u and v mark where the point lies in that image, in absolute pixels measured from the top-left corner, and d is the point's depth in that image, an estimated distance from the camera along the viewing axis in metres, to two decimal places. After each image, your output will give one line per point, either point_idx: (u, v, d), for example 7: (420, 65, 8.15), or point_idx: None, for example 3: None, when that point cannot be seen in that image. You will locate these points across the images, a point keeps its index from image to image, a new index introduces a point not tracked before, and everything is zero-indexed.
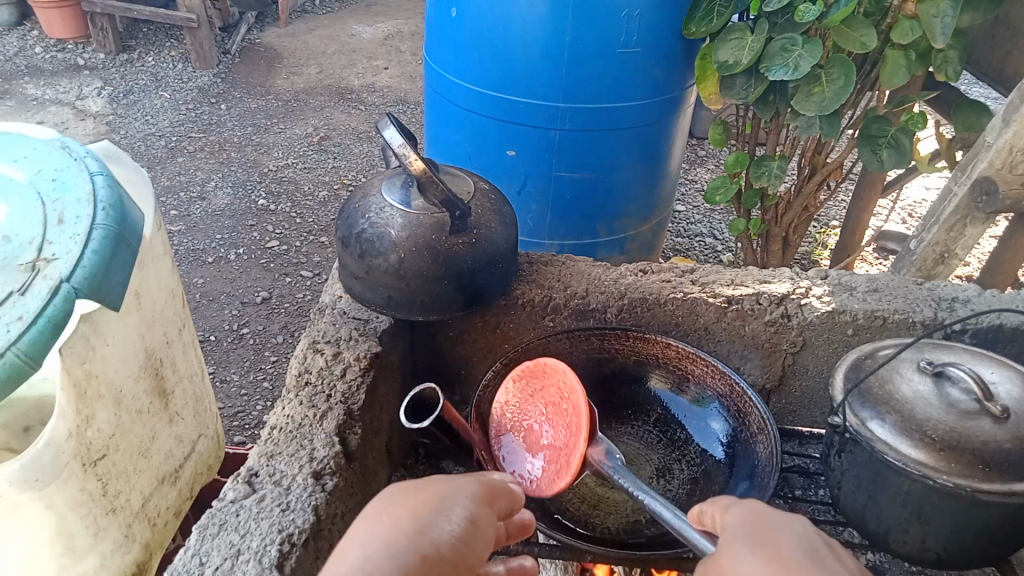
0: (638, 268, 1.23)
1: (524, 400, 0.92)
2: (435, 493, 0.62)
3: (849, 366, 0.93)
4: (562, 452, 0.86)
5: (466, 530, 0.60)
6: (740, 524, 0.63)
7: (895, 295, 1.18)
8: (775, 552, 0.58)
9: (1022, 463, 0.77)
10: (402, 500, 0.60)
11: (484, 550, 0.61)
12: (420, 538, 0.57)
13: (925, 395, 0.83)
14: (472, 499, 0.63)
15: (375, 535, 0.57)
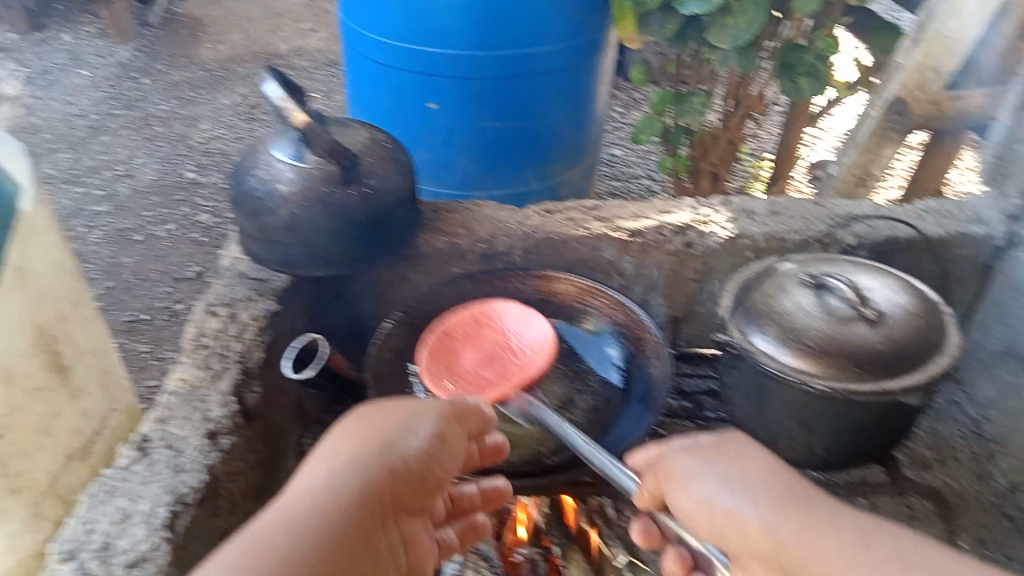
0: (544, 209, 1.24)
1: (482, 326, 0.96)
2: (401, 413, 0.68)
3: (738, 283, 0.94)
4: (485, 379, 0.88)
5: (432, 447, 0.66)
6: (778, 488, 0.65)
7: (794, 216, 1.20)
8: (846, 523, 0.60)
9: (894, 363, 0.81)
10: (368, 420, 0.67)
11: (450, 468, 0.68)
12: (388, 452, 0.63)
13: (806, 307, 0.85)
14: (439, 416, 0.69)
15: (343, 449, 0.63)
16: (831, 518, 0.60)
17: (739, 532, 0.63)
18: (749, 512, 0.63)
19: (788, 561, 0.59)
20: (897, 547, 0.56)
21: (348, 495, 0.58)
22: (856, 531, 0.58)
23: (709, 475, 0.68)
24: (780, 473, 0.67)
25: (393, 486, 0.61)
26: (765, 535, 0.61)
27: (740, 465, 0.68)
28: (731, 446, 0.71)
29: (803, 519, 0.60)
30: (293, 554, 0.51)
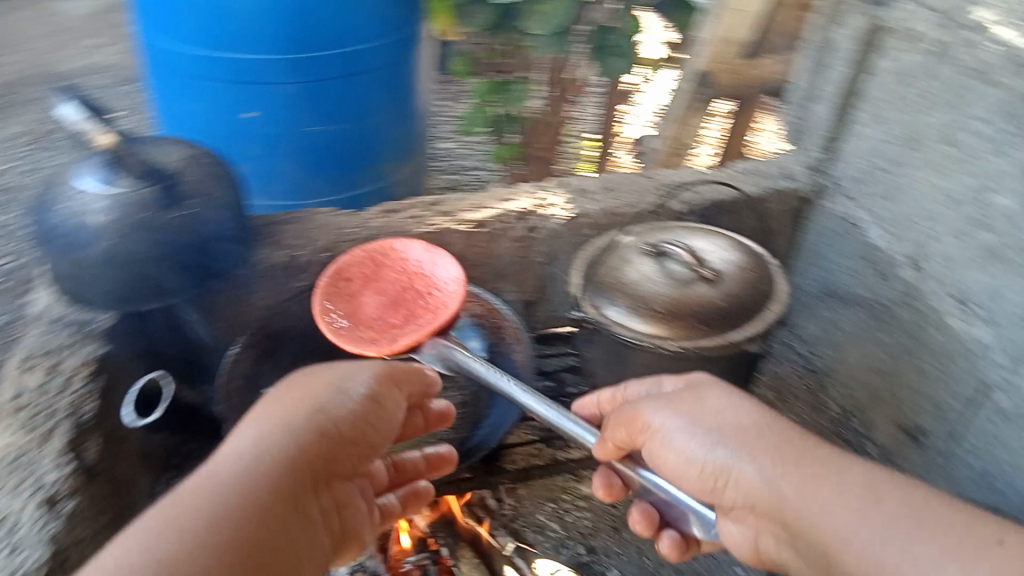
0: (384, 209, 1.21)
1: (380, 267, 0.92)
2: (334, 373, 0.64)
3: (584, 261, 0.96)
4: (389, 326, 0.84)
5: (367, 410, 0.63)
6: (768, 434, 0.65)
7: (627, 190, 1.25)
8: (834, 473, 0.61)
9: (735, 315, 0.86)
10: (299, 382, 0.63)
11: (385, 430, 0.65)
12: (319, 416, 0.60)
13: (650, 274, 0.89)
14: (375, 376, 0.66)
15: (272, 413, 0.59)
16: (832, 466, 0.61)
17: (740, 484, 0.64)
18: (750, 465, 0.63)
19: (796, 513, 0.61)
20: (903, 497, 0.58)
21: (276, 465, 0.55)
22: (861, 480, 0.60)
23: (695, 424, 0.67)
24: (770, 417, 0.67)
25: (326, 452, 0.58)
26: (770, 488, 0.62)
27: (727, 410, 0.68)
28: (710, 389, 0.71)
29: (804, 474, 0.61)
30: (216, 527, 0.49)
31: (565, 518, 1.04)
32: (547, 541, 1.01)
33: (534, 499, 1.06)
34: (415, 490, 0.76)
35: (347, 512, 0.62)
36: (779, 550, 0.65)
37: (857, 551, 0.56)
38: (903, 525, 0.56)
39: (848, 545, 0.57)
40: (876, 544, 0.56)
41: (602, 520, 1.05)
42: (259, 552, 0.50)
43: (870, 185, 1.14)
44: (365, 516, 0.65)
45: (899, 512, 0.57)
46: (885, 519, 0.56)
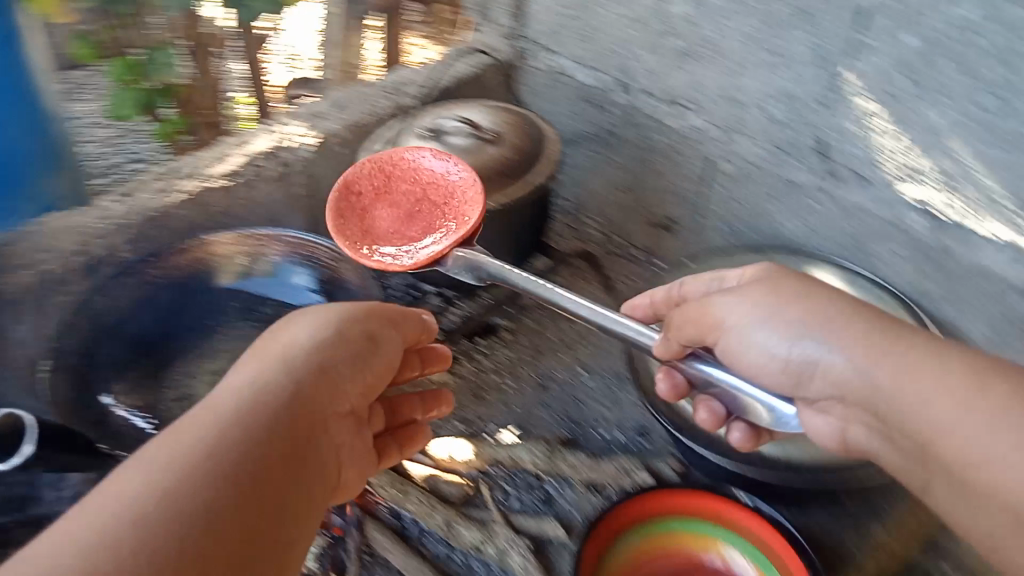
0: (122, 193, 1.11)
1: (391, 179, 0.94)
2: (332, 316, 0.68)
3: (372, 162, 1.00)
4: (408, 244, 0.89)
5: (350, 353, 0.65)
6: (857, 321, 0.66)
7: (358, 103, 1.28)
8: (927, 362, 0.62)
9: (526, 164, 0.99)
10: (295, 325, 0.66)
11: (372, 372, 0.67)
12: (318, 355, 0.63)
13: (445, 154, 0.97)
14: (363, 313, 0.70)
15: (273, 351, 0.62)
16: (926, 346, 0.63)
17: (834, 372, 0.67)
18: (835, 356, 0.66)
19: (895, 403, 0.63)
20: (1015, 384, 0.58)
21: (264, 408, 0.55)
22: (962, 364, 0.61)
23: (773, 321, 0.69)
24: (858, 299, 0.69)
25: (315, 391, 0.60)
26: (860, 376, 0.65)
27: (811, 295, 0.69)
28: (783, 279, 0.72)
29: (896, 358, 0.63)
30: (213, 455, 0.50)
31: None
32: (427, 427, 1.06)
33: None
34: (413, 436, 0.80)
35: (346, 450, 0.63)
36: (868, 438, 0.69)
37: (976, 449, 0.58)
38: (1015, 419, 0.56)
39: (958, 434, 0.59)
40: (980, 432, 0.58)
41: (463, 392, 1.12)
42: (254, 486, 0.50)
43: (563, 34, 1.29)
44: (363, 457, 0.66)
45: (1007, 401, 0.57)
46: (989, 411, 0.58)
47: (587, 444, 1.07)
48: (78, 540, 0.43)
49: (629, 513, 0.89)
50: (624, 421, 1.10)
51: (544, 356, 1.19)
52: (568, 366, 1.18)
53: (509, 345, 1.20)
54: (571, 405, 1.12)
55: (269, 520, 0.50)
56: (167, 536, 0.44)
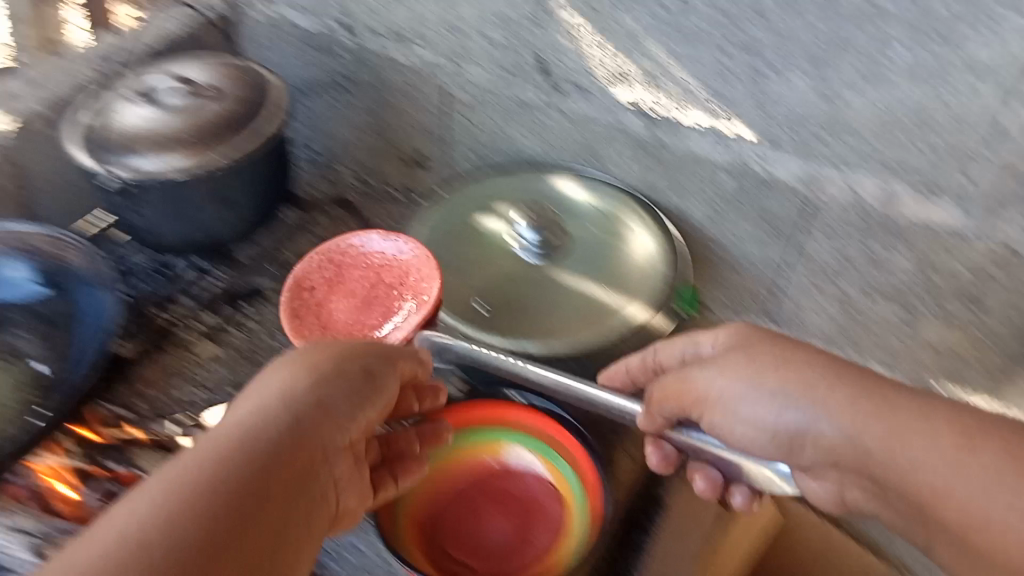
0: None
1: (341, 268, 1.06)
2: (330, 352, 0.75)
3: (80, 132, 0.98)
4: (366, 327, 1.00)
5: (349, 385, 0.72)
6: (848, 393, 0.74)
7: (54, 76, 1.18)
8: (910, 427, 0.70)
9: (246, 115, 1.02)
10: (300, 360, 0.73)
11: (377, 406, 0.75)
12: (318, 393, 0.70)
13: (156, 116, 0.98)
14: (368, 352, 0.77)
15: (272, 387, 0.70)
16: (917, 411, 0.70)
17: (824, 425, 0.75)
18: (831, 427, 0.74)
19: (883, 452, 0.71)
20: (1002, 442, 0.65)
21: (259, 442, 0.64)
22: (951, 420, 0.68)
23: (760, 394, 0.79)
24: (852, 368, 0.76)
25: (310, 425, 0.67)
26: (855, 446, 0.73)
27: (796, 368, 0.78)
28: (767, 352, 0.81)
29: (887, 423, 0.71)
30: (204, 496, 0.58)
31: (205, 380, 1.09)
32: (201, 403, 1.06)
33: (160, 383, 1.08)
34: (410, 468, 0.86)
35: (346, 477, 0.71)
36: (862, 499, 0.78)
37: (965, 487, 0.65)
38: (1001, 474, 0.64)
39: (946, 472, 0.66)
40: (976, 494, 0.64)
41: (240, 362, 1.12)
42: (250, 517, 0.59)
43: None
44: (361, 482, 0.75)
45: (997, 463, 0.64)
46: (977, 472, 0.65)
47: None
48: (88, 556, 0.52)
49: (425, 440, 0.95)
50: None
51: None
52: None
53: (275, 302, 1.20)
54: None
55: (268, 533, 0.60)
56: (171, 547, 0.54)
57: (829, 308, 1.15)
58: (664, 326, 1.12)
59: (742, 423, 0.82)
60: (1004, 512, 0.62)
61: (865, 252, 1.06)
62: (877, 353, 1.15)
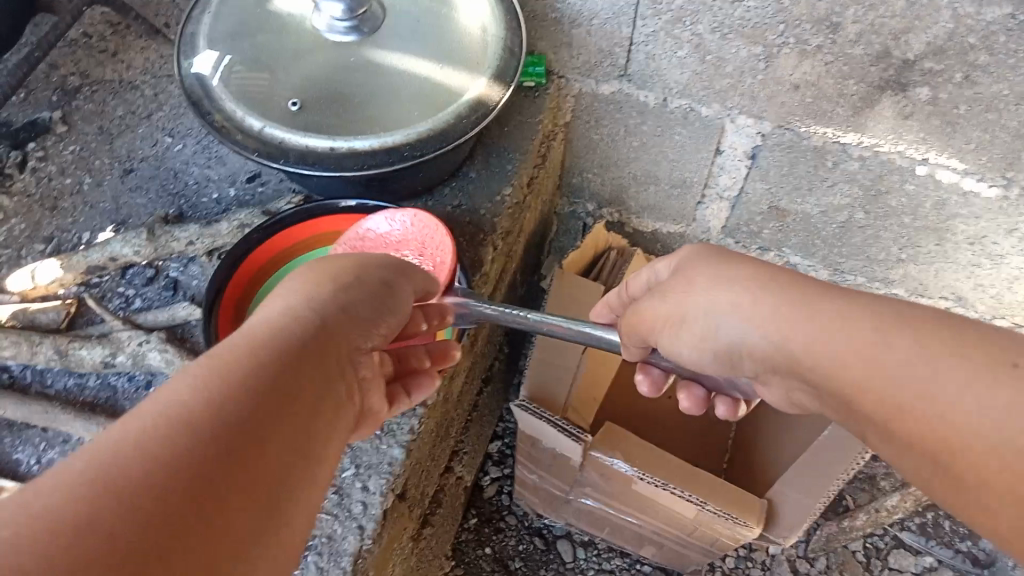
0: None
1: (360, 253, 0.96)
2: (351, 262, 0.70)
3: None
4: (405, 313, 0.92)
5: (370, 291, 0.67)
6: (773, 301, 0.65)
7: None
8: (829, 327, 0.60)
9: None
10: (321, 268, 0.68)
11: (393, 318, 0.69)
12: (342, 294, 0.64)
13: None
14: (387, 265, 0.73)
15: (297, 290, 0.64)
16: (834, 307, 0.61)
17: (750, 328, 0.67)
18: (757, 335, 0.66)
19: (802, 352, 0.62)
20: (914, 326, 0.56)
21: (289, 338, 0.57)
22: (869, 311, 0.59)
23: (697, 310, 0.72)
24: (783, 272, 0.69)
25: (334, 328, 0.61)
26: (778, 349, 0.64)
27: (725, 279, 0.71)
28: (702, 265, 0.74)
29: (811, 324, 0.62)
30: (235, 384, 0.50)
31: None
32: (2, 264, 1.07)
33: None
34: (422, 381, 0.82)
35: (368, 381, 0.65)
36: (807, 399, 0.69)
37: (881, 377, 0.56)
38: (916, 361, 0.54)
39: (865, 369, 0.57)
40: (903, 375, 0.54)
41: (33, 210, 1.12)
42: (283, 412, 0.52)
43: None
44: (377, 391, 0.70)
45: (906, 352, 0.55)
46: (899, 356, 0.55)
47: (190, 214, 1.11)
48: (108, 444, 0.44)
49: (249, 274, 0.99)
50: (233, 172, 1.15)
51: (120, 137, 1.19)
52: (151, 137, 1.19)
53: (69, 138, 1.19)
54: (171, 178, 1.15)
55: (303, 427, 0.53)
56: (215, 428, 0.47)
57: (681, 52, 1.13)
58: (495, 92, 0.99)
59: (693, 336, 0.73)
60: (935, 397, 0.52)
61: None
62: (733, 95, 1.17)
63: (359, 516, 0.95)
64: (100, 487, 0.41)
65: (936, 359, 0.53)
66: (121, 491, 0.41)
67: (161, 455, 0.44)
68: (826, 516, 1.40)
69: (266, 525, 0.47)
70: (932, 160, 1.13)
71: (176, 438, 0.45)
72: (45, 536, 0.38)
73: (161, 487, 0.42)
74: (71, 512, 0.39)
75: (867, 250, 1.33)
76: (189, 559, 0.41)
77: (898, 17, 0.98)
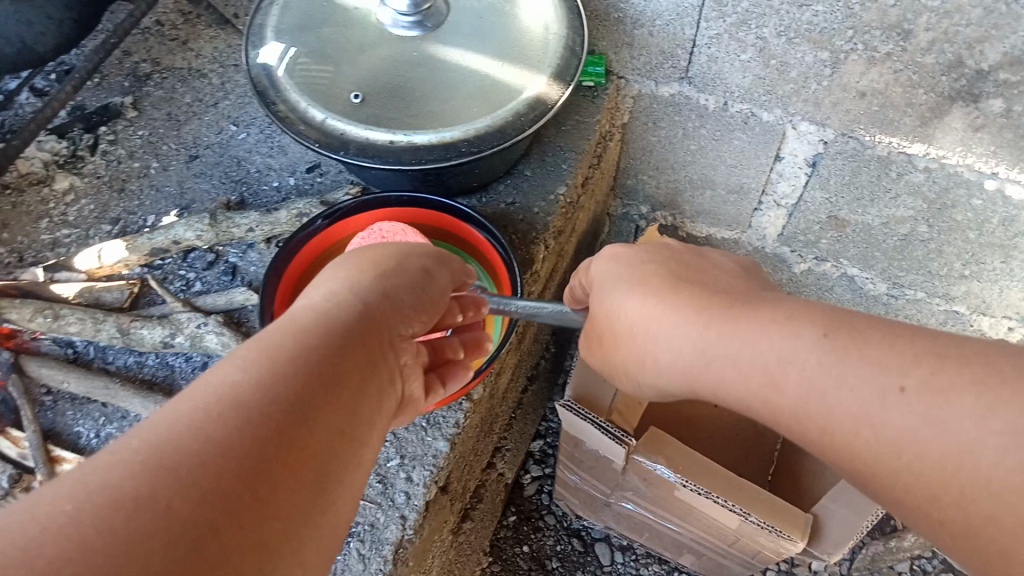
0: None
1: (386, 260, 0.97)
2: (391, 249, 0.69)
3: None
4: None
5: (413, 277, 0.67)
6: (684, 332, 0.65)
7: None
8: (736, 363, 0.62)
9: None
10: (364, 254, 0.68)
11: (434, 307, 0.69)
12: (383, 280, 0.64)
13: None
14: (429, 254, 0.72)
15: (337, 277, 0.64)
16: (749, 337, 0.61)
17: (666, 352, 0.66)
18: (663, 354, 0.66)
19: (723, 372, 0.63)
20: (823, 348, 0.57)
21: (336, 322, 0.58)
22: (781, 336, 0.60)
23: (619, 335, 0.70)
24: (697, 288, 0.68)
25: (378, 314, 0.61)
26: (690, 367, 0.65)
27: (641, 298, 0.68)
28: (615, 282, 0.71)
29: (725, 355, 0.62)
30: (285, 370, 0.52)
31: (67, 217, 1.14)
32: (71, 243, 1.11)
33: (26, 226, 1.13)
34: (457, 372, 0.82)
35: (411, 368, 0.67)
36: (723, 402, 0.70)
37: (806, 395, 0.58)
38: (833, 374, 0.56)
39: (793, 389, 0.59)
40: (830, 392, 0.56)
41: (102, 191, 1.16)
42: (329, 396, 0.53)
43: None
44: (418, 378, 0.70)
45: (820, 369, 0.57)
46: (820, 374, 0.57)
47: (251, 201, 1.14)
48: (163, 424, 0.47)
49: (301, 262, 1.00)
50: (294, 162, 1.17)
51: (186, 124, 1.23)
52: (216, 125, 1.22)
53: (137, 123, 1.23)
54: (234, 166, 1.18)
55: (346, 413, 0.55)
56: (265, 409, 0.49)
57: (744, 55, 1.12)
58: (554, 92, 0.99)
59: (616, 357, 0.72)
60: (857, 408, 0.55)
61: None
62: (797, 101, 1.14)
63: (402, 505, 0.96)
64: (156, 466, 0.44)
65: (850, 375, 0.56)
66: (178, 468, 0.44)
67: (213, 432, 0.47)
68: (873, 535, 1.37)
69: (313, 504, 0.50)
70: (1002, 175, 1.09)
71: (226, 418, 0.48)
72: (105, 511, 0.41)
73: (212, 465, 0.45)
74: (129, 489, 0.43)
75: (928, 265, 1.30)
76: (240, 532, 0.44)
77: (973, 26, 0.94)
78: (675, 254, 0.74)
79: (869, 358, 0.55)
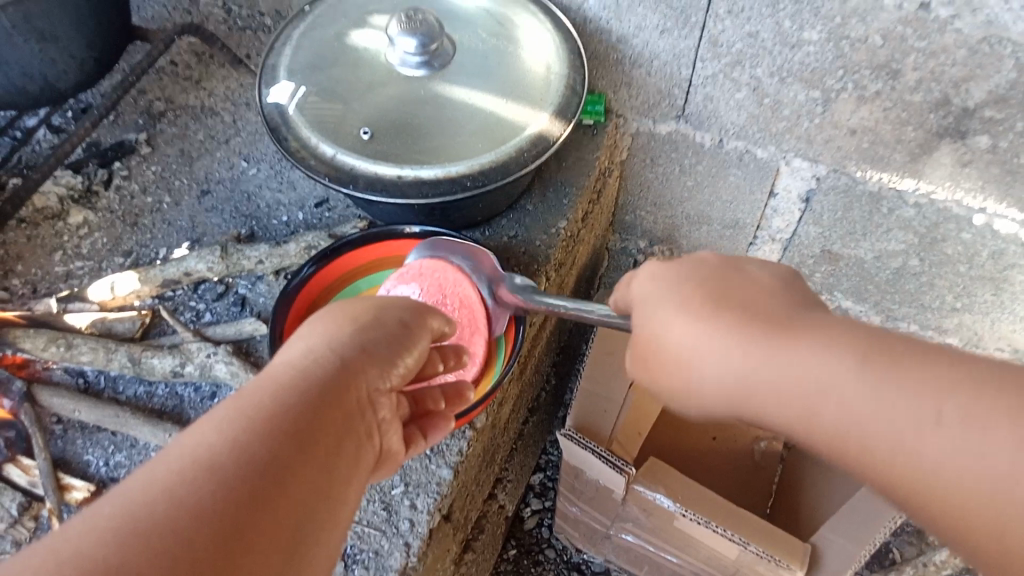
0: None
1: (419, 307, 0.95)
2: (369, 305, 0.70)
3: None
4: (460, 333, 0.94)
5: (388, 332, 0.67)
6: (731, 356, 0.60)
7: None
8: (787, 393, 0.58)
9: None
10: (342, 310, 0.68)
11: (413, 360, 0.70)
12: (362, 335, 0.65)
13: None
14: (411, 307, 0.72)
15: (315, 333, 0.64)
16: (801, 370, 0.57)
17: (711, 376, 0.62)
18: (710, 377, 0.62)
19: (777, 394, 0.58)
20: (890, 372, 0.53)
21: (312, 379, 0.59)
22: (830, 364, 0.56)
23: (659, 350, 0.66)
24: (741, 309, 0.62)
25: (356, 370, 0.62)
26: (737, 388, 0.61)
27: (688, 320, 0.63)
28: (662, 296, 0.66)
29: (778, 380, 0.58)
30: (262, 428, 0.53)
31: (80, 250, 1.16)
32: (83, 274, 1.14)
33: (40, 258, 1.16)
34: (437, 425, 0.82)
35: (387, 423, 0.67)
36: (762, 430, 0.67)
37: (863, 420, 0.54)
38: (894, 403, 0.53)
39: (841, 421, 0.55)
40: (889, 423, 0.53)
41: (115, 225, 1.19)
42: (304, 455, 0.54)
43: None
44: (396, 432, 0.71)
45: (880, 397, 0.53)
46: (883, 399, 0.53)
47: (260, 235, 1.17)
48: (140, 486, 0.47)
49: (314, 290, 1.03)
50: (302, 198, 1.20)
51: (198, 160, 1.26)
52: (227, 161, 1.26)
53: (150, 159, 1.26)
54: (244, 201, 1.21)
55: (321, 471, 0.55)
56: (241, 469, 0.50)
57: (739, 94, 1.16)
58: (556, 129, 1.02)
59: (657, 379, 0.68)
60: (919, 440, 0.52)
61: (774, 29, 1.04)
62: (790, 138, 1.18)
63: (406, 533, 0.97)
64: (132, 530, 0.44)
65: (919, 400, 0.52)
66: (151, 533, 0.44)
67: (190, 495, 0.47)
68: (872, 569, 1.37)
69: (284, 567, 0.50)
70: (990, 210, 1.13)
71: (203, 480, 0.48)
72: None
73: (188, 525, 0.45)
74: (103, 554, 0.42)
75: (921, 298, 1.32)
76: None
77: (958, 66, 0.98)
78: (710, 269, 0.67)
79: (916, 389, 0.52)
